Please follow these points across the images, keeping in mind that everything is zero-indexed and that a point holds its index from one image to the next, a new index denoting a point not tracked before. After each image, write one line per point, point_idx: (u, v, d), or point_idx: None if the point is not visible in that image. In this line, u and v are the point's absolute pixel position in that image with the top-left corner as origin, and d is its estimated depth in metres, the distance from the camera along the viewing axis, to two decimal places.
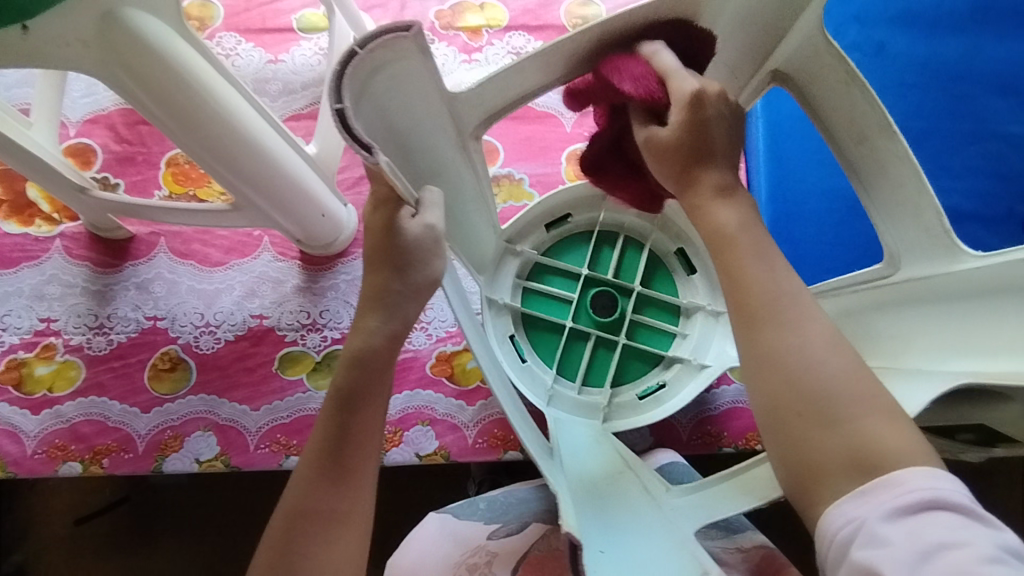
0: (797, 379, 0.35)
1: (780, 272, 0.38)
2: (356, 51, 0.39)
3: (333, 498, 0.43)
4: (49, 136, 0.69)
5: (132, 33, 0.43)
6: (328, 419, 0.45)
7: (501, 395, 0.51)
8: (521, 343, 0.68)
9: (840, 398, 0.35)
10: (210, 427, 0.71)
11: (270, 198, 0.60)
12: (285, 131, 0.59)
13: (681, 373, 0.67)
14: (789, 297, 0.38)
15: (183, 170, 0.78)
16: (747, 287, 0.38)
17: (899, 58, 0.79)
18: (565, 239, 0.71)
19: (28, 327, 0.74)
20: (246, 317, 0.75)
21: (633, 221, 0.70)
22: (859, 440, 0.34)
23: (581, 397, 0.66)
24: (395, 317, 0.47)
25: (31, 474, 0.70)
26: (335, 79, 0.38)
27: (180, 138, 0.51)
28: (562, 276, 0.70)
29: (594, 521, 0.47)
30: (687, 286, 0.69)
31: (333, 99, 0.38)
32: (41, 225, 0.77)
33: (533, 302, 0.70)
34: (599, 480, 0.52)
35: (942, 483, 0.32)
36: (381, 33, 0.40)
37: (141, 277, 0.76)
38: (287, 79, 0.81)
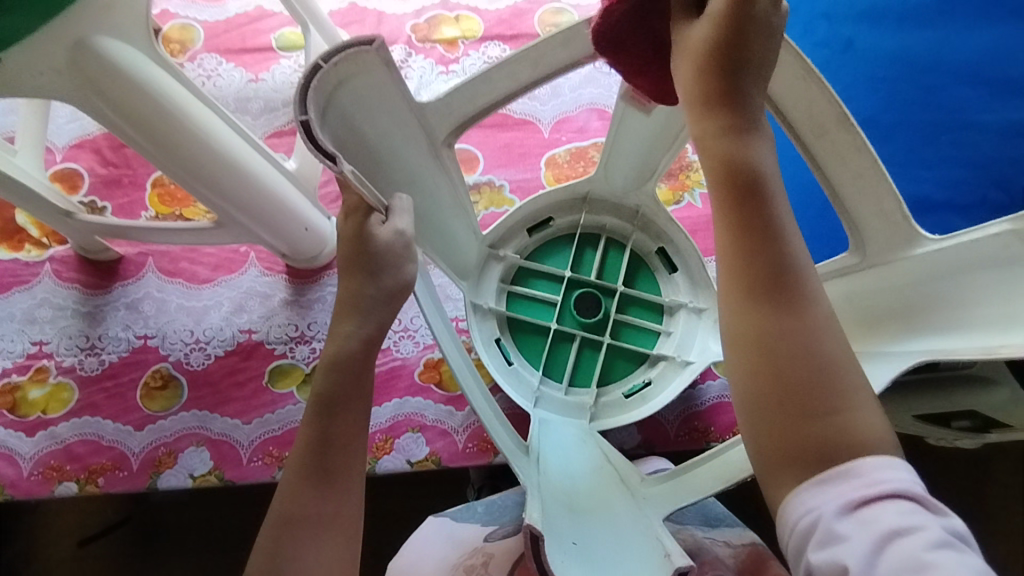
0: (787, 359, 0.36)
1: (788, 240, 0.38)
2: (320, 65, 0.41)
3: (320, 501, 0.44)
4: (35, 163, 0.70)
5: (105, 60, 0.44)
6: (311, 425, 0.46)
7: (473, 397, 0.52)
8: (507, 346, 0.69)
9: (822, 383, 0.35)
10: (203, 442, 0.72)
11: (251, 214, 0.61)
12: (263, 147, 0.60)
13: (666, 370, 0.68)
14: (801, 267, 0.37)
15: (169, 190, 0.79)
16: (753, 254, 0.37)
17: (868, 54, 0.81)
18: (547, 243, 0.72)
19: (21, 351, 0.75)
20: (235, 332, 0.76)
21: (613, 221, 0.71)
22: (830, 425, 0.35)
23: (567, 398, 0.67)
24: (369, 321, 0.48)
25: (28, 496, 0.71)
26: (301, 93, 0.40)
27: (158, 160, 0.52)
28: (546, 279, 0.71)
29: (566, 516, 0.47)
30: (669, 284, 0.71)
31: (299, 111, 0.39)
32: (30, 250, 0.78)
33: (517, 305, 0.71)
34: (576, 477, 0.53)
35: (895, 473, 0.33)
36: (340, 50, 0.42)
37: (131, 297, 0.77)
38: (268, 97, 0.82)
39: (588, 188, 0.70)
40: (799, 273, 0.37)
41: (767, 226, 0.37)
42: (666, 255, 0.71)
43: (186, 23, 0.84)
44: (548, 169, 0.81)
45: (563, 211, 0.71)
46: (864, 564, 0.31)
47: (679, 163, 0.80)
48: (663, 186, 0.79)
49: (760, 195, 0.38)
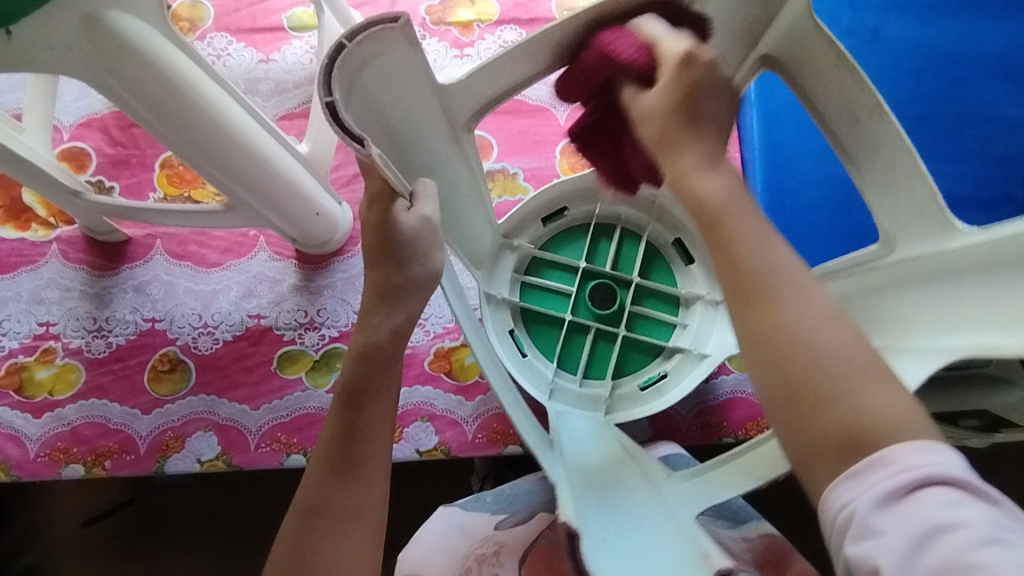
0: (787, 356, 0.34)
1: (767, 238, 0.37)
2: (343, 44, 0.39)
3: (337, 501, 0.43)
4: (42, 141, 0.69)
5: (119, 36, 0.43)
6: (337, 417, 0.45)
7: (498, 387, 0.50)
8: (522, 338, 0.68)
9: (831, 374, 0.33)
10: (211, 427, 0.71)
11: (264, 199, 0.61)
12: (275, 129, 0.59)
13: (682, 362, 0.67)
14: (786, 269, 0.36)
15: (178, 172, 0.78)
16: (738, 256, 0.36)
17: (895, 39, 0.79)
18: (562, 232, 0.71)
19: (27, 332, 0.74)
20: (244, 317, 0.75)
21: (627, 211, 0.70)
22: (853, 420, 0.32)
23: (580, 390, 0.66)
24: (398, 311, 0.47)
25: (34, 477, 0.70)
26: (325, 73, 0.38)
27: (171, 141, 0.51)
28: (561, 269, 0.70)
29: (596, 511, 0.47)
30: (688, 275, 0.69)
31: (323, 92, 0.38)
32: (37, 230, 0.77)
33: (532, 296, 0.70)
34: (597, 467, 0.53)
35: (929, 460, 0.30)
36: (366, 27, 0.40)
37: (138, 280, 0.76)
38: (279, 78, 0.81)
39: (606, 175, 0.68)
40: (785, 275, 0.36)
41: (742, 242, 0.36)
42: (683, 246, 0.69)
43: (195, 1, 0.83)
44: (563, 157, 0.80)
45: (578, 201, 0.70)
46: (903, 567, 0.28)
47: None
48: None
49: (732, 219, 0.37)
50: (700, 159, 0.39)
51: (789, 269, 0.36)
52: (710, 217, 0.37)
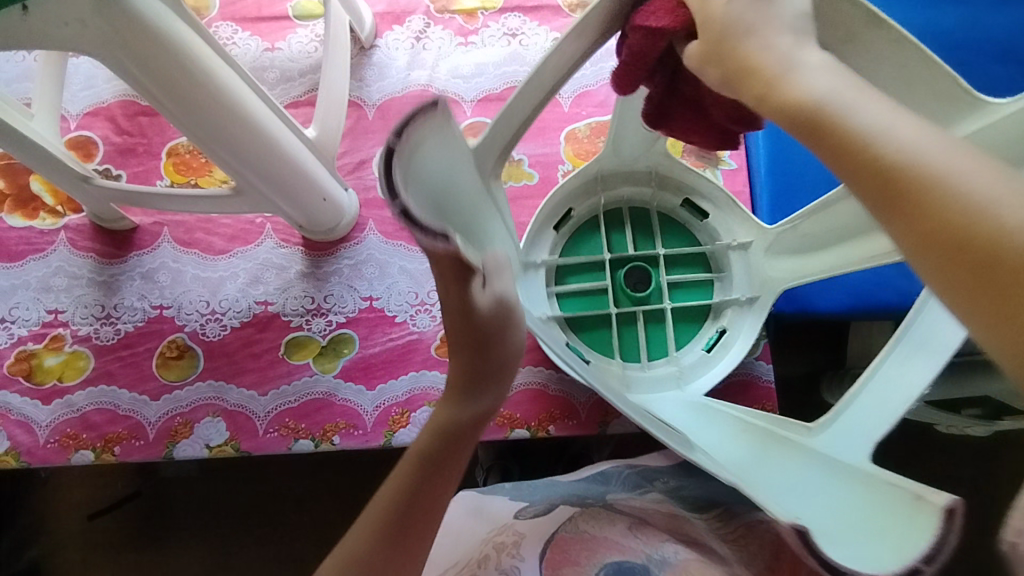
0: (994, 261, 0.25)
1: (904, 122, 0.29)
2: (392, 142, 0.34)
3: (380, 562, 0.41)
4: (50, 127, 0.69)
5: (132, 14, 0.43)
6: (404, 480, 0.42)
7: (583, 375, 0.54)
8: (578, 346, 0.65)
9: None
10: (219, 413, 0.72)
11: (272, 182, 0.61)
12: (284, 113, 0.59)
13: (735, 314, 0.66)
14: (936, 143, 0.28)
15: (184, 159, 0.78)
16: (877, 155, 0.28)
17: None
18: (576, 234, 0.69)
19: (36, 319, 0.74)
20: (251, 303, 0.75)
21: (634, 192, 0.68)
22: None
23: (648, 374, 0.65)
24: (489, 396, 0.42)
25: (43, 463, 0.71)
26: (385, 177, 0.33)
27: (181, 121, 0.51)
28: (582, 271, 0.69)
29: (769, 491, 0.46)
30: (707, 233, 0.68)
31: (390, 198, 0.32)
32: (45, 218, 0.77)
33: (569, 304, 0.69)
34: (736, 456, 0.51)
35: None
36: (413, 118, 0.36)
37: (146, 267, 0.76)
38: (284, 66, 0.81)
39: (599, 169, 0.66)
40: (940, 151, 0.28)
41: (859, 131, 0.29)
42: (693, 204, 0.68)
43: None
44: (568, 144, 0.80)
45: (580, 199, 0.68)
46: None
47: None
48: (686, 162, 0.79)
49: (841, 107, 0.30)
50: (781, 58, 0.32)
51: (948, 151, 0.28)
52: (809, 119, 0.30)
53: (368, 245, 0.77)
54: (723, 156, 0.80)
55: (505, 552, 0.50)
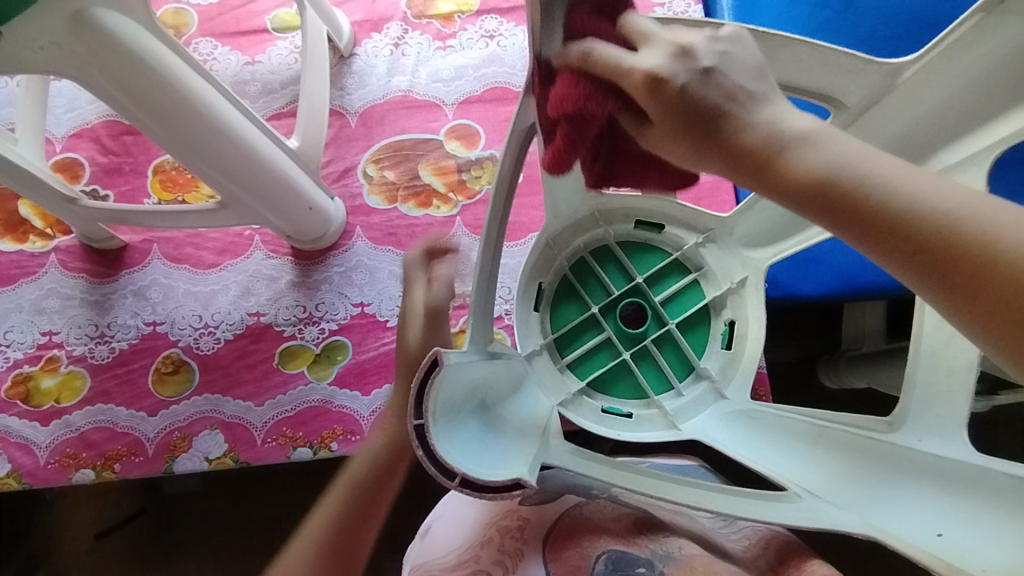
0: None
1: (929, 184, 0.28)
2: (420, 423, 0.39)
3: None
4: (35, 150, 0.69)
5: (108, 36, 0.44)
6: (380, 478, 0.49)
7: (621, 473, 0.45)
8: (614, 405, 0.64)
9: None
10: (217, 425, 0.72)
11: (260, 195, 0.63)
12: (267, 127, 0.61)
13: (735, 301, 0.65)
14: (973, 199, 0.27)
15: (171, 176, 0.79)
16: (911, 229, 0.27)
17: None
18: (557, 302, 0.68)
19: (31, 342, 0.75)
20: (243, 315, 0.76)
21: (591, 238, 0.67)
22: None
23: (686, 398, 0.63)
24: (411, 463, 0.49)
25: (45, 484, 0.71)
26: (438, 469, 0.39)
27: (164, 140, 0.52)
28: (578, 332, 0.67)
29: (876, 509, 0.42)
30: (670, 238, 0.67)
31: (448, 479, 0.39)
32: (35, 241, 0.78)
33: (584, 370, 0.66)
34: (826, 480, 0.47)
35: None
36: (426, 387, 0.40)
37: (138, 285, 0.77)
38: (265, 79, 0.82)
39: (548, 234, 0.66)
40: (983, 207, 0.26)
41: (882, 203, 0.28)
42: (646, 222, 0.68)
43: (178, 8, 0.84)
44: None
45: (546, 271, 0.67)
46: None
47: None
48: None
49: (857, 178, 0.28)
50: (769, 133, 0.31)
51: (984, 210, 0.26)
52: (821, 195, 0.29)
53: (357, 251, 0.77)
54: None
55: (509, 533, 0.49)
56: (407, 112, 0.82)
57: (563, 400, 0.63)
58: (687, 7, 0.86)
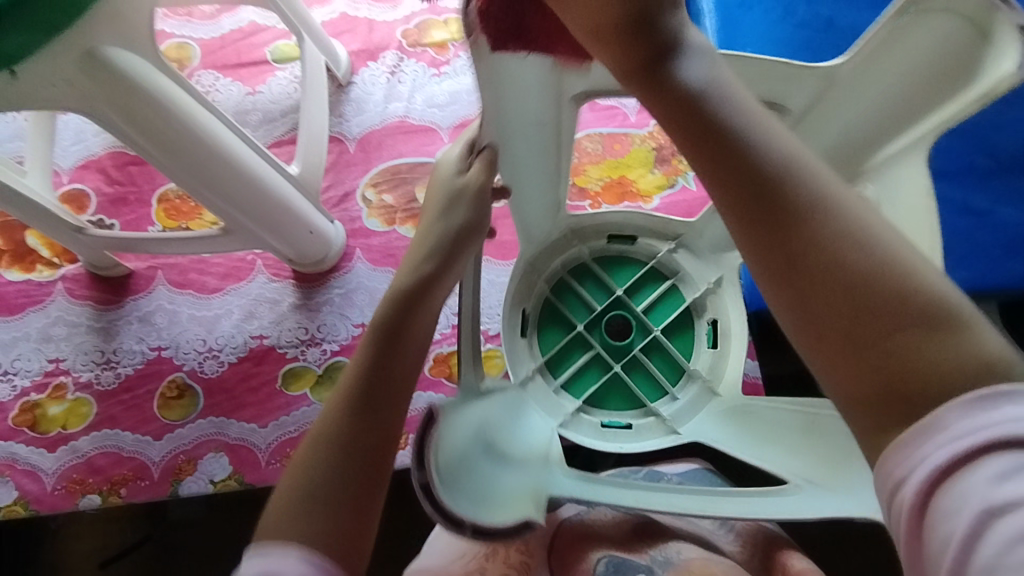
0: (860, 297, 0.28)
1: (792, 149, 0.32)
2: (424, 484, 0.39)
3: (372, 412, 0.38)
4: (43, 182, 0.72)
5: (117, 72, 0.46)
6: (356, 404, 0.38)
7: (618, 496, 0.47)
8: (610, 419, 0.66)
9: (905, 314, 0.28)
10: (222, 448, 0.73)
11: (261, 220, 0.64)
12: (269, 154, 0.63)
13: (715, 301, 0.68)
14: (821, 179, 0.31)
15: (175, 204, 0.81)
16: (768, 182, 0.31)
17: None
18: (539, 325, 0.69)
19: (38, 369, 0.76)
20: (246, 338, 0.77)
21: (565, 256, 0.69)
22: (913, 364, 0.28)
23: (680, 402, 0.65)
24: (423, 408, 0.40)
25: (52, 510, 0.72)
26: (443, 521, 0.40)
27: (169, 168, 0.54)
28: (564, 353, 0.68)
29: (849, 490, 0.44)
30: (643, 248, 0.70)
31: (460, 530, 0.40)
32: (42, 270, 0.80)
33: (576, 388, 0.68)
34: (805, 463, 0.49)
35: (999, 413, 0.26)
36: (425, 444, 0.40)
37: (142, 310, 0.78)
38: (266, 108, 0.84)
39: (525, 259, 0.67)
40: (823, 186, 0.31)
41: (752, 154, 0.31)
42: (617, 235, 0.70)
43: (182, 42, 0.86)
44: None
45: (528, 296, 0.68)
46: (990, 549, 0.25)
47: (671, 149, 0.84)
48: (657, 173, 0.83)
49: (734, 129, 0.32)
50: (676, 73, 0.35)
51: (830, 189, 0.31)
52: (702, 133, 0.33)
53: (357, 273, 0.79)
54: None
55: (514, 547, 0.49)
56: (404, 137, 0.84)
57: (562, 419, 0.64)
58: None
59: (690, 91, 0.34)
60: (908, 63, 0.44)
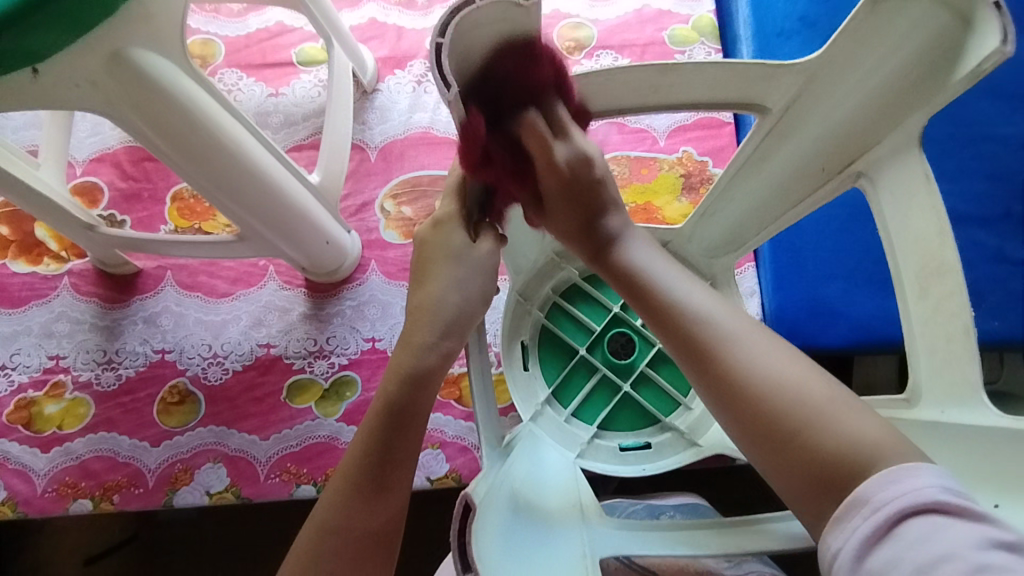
0: (758, 404, 0.35)
1: (698, 294, 0.42)
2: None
3: (379, 487, 0.39)
4: (57, 176, 0.70)
5: (142, 74, 0.44)
6: (368, 448, 0.40)
7: (661, 550, 0.42)
8: (627, 440, 0.69)
9: (789, 413, 0.35)
10: (220, 458, 0.71)
11: (277, 227, 0.62)
12: (289, 161, 0.61)
13: None
14: (723, 320, 0.39)
15: (188, 204, 0.79)
16: (678, 321, 0.40)
17: (820, 24, 0.80)
18: (542, 355, 0.72)
19: (37, 365, 0.74)
20: (253, 346, 0.75)
21: (557, 282, 0.72)
22: (809, 454, 0.34)
23: (695, 410, 0.68)
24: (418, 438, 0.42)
25: (41, 514, 0.69)
26: None
27: (188, 173, 0.52)
28: (570, 381, 0.72)
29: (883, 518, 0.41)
30: None
31: None
32: (48, 263, 0.78)
33: (589, 412, 0.71)
34: None
35: (907, 487, 0.30)
36: (466, 535, 0.39)
37: (148, 311, 0.76)
38: (288, 111, 0.83)
39: (517, 290, 0.69)
40: (726, 324, 0.39)
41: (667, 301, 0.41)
42: None
43: (206, 39, 0.85)
44: None
45: (524, 327, 0.71)
46: None
47: (700, 177, 0.82)
48: (684, 201, 0.81)
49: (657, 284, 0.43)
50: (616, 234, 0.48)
51: (732, 323, 0.39)
52: (632, 288, 0.44)
53: (371, 286, 0.77)
54: None
55: None
56: (427, 149, 0.82)
57: (579, 450, 0.66)
58: (706, 57, 0.88)
59: (629, 261, 0.45)
60: (886, 59, 0.39)
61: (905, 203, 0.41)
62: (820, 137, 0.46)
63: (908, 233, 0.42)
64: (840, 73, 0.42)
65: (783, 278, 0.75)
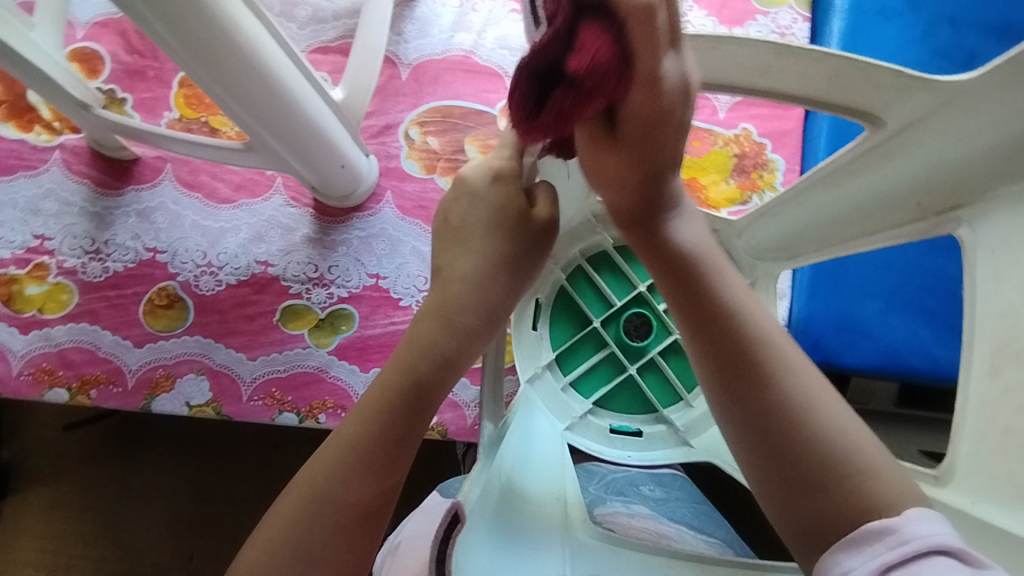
0: (807, 433, 0.32)
1: (746, 292, 0.37)
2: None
3: (381, 463, 0.35)
4: (53, 40, 0.62)
5: None
6: (377, 420, 0.35)
7: None
8: (621, 422, 0.66)
9: (834, 452, 0.32)
10: (204, 371, 0.68)
11: (287, 141, 0.56)
12: (306, 66, 0.53)
13: None
14: (779, 340, 0.35)
15: (196, 93, 0.71)
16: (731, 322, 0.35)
17: (925, 8, 0.71)
18: (553, 317, 0.69)
19: (21, 243, 0.70)
20: (250, 262, 0.70)
21: (587, 246, 0.67)
22: (856, 498, 0.31)
23: (694, 411, 0.65)
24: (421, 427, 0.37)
25: (15, 395, 0.67)
26: None
27: (192, 71, 0.45)
28: (576, 351, 0.68)
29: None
30: None
31: None
32: (40, 133, 0.72)
33: (589, 386, 0.68)
34: None
35: (928, 527, 0.28)
36: (448, 545, 0.32)
37: (143, 204, 0.71)
38: (318, 5, 0.74)
39: None
40: (780, 343, 0.35)
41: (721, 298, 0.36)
42: None
43: None
44: None
45: (544, 285, 0.67)
46: None
47: (754, 160, 0.75)
48: (731, 183, 0.74)
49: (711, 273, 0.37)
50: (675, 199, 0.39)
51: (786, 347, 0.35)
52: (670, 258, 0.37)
53: (383, 219, 0.72)
54: (773, 182, 0.74)
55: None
56: (465, 76, 0.74)
57: (569, 422, 0.64)
58: (790, 23, 0.78)
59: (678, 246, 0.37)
60: None
61: (1004, 268, 0.36)
62: (924, 166, 0.41)
63: (997, 300, 0.37)
64: (979, 104, 0.35)
65: (819, 284, 0.71)
